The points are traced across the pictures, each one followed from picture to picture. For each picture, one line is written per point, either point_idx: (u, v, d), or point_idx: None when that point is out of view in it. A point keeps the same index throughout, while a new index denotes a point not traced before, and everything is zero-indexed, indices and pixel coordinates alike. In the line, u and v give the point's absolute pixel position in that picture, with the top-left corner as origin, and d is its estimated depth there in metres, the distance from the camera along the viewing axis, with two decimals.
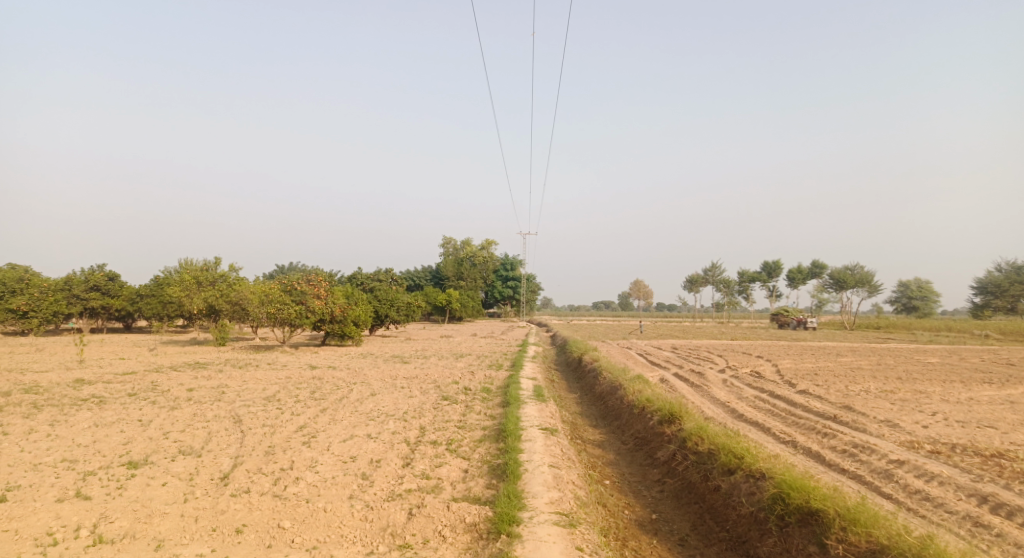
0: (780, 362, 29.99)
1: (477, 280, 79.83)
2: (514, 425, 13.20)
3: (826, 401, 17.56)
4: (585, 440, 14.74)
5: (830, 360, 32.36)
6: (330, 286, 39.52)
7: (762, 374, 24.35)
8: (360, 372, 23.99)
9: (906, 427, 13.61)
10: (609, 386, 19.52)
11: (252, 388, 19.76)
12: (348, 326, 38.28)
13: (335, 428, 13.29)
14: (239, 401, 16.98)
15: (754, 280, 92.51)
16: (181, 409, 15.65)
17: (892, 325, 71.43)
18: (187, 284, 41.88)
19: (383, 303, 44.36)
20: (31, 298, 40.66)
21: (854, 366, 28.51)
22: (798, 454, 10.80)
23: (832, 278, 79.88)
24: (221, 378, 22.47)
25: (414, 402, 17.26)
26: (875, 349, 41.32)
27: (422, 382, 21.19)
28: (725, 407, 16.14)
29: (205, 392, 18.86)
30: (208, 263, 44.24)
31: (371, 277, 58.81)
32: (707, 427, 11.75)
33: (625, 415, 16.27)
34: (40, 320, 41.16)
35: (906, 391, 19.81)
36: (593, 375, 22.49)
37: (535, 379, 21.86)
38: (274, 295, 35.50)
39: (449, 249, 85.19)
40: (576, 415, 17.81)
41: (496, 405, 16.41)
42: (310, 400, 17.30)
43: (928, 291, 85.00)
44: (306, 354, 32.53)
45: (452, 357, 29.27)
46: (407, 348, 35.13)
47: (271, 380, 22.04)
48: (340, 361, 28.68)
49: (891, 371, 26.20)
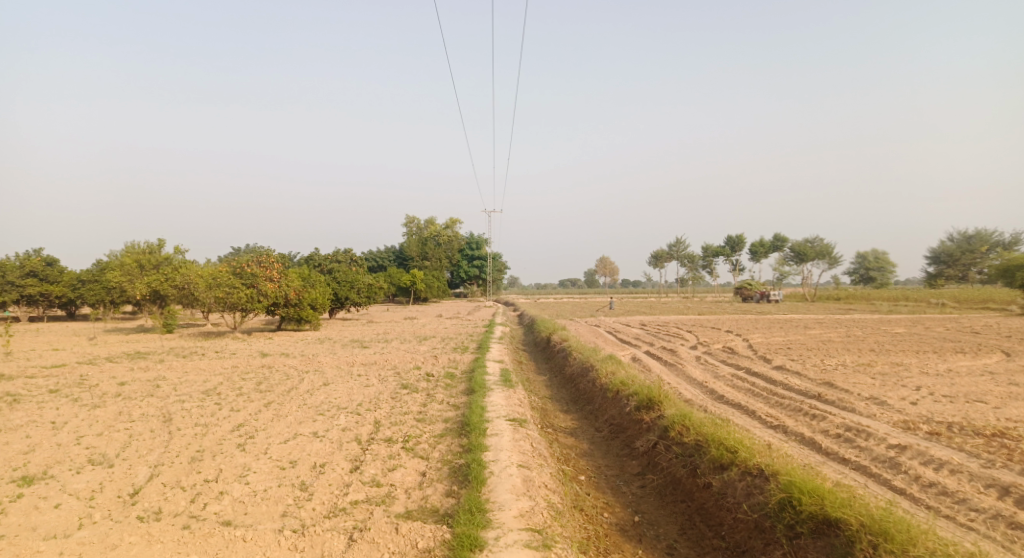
0: (750, 336, 29.35)
1: (441, 260, 78.16)
2: (478, 417, 11.95)
3: (805, 378, 16.68)
4: (556, 429, 13.59)
5: (800, 333, 31.84)
6: (284, 269, 37.65)
7: (735, 350, 23.57)
8: (314, 359, 22.39)
9: (897, 405, 12.76)
10: (579, 368, 18.38)
11: (193, 381, 18.09)
12: (304, 310, 36.48)
13: (277, 426, 11.87)
14: (174, 397, 15.36)
15: (717, 254, 92.82)
16: (105, 408, 13.98)
17: (852, 296, 72.21)
18: (130, 268, 39.49)
19: (342, 284, 42.58)
20: None
21: (826, 338, 27.93)
22: (793, 443, 9.81)
23: (793, 250, 80.36)
24: (160, 369, 20.66)
25: (370, 391, 15.86)
26: (841, 321, 41.16)
27: (380, 368, 19.75)
28: (704, 388, 15.15)
29: (139, 386, 17.18)
30: (152, 245, 41.87)
31: (330, 259, 56.79)
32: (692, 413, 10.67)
33: (598, 400, 15.17)
34: None
35: (884, 365, 19.10)
36: (562, 356, 21.32)
37: (500, 361, 20.62)
38: (223, 278, 33.48)
39: (412, 228, 83.28)
40: (544, 400, 16.66)
41: (459, 393, 15.12)
42: (254, 392, 15.77)
43: (884, 262, 86.22)
44: (259, 341, 30.72)
45: (413, 339, 27.87)
46: (367, 331, 33.55)
47: (216, 370, 20.35)
48: (295, 347, 27.06)
49: (863, 343, 25.67)
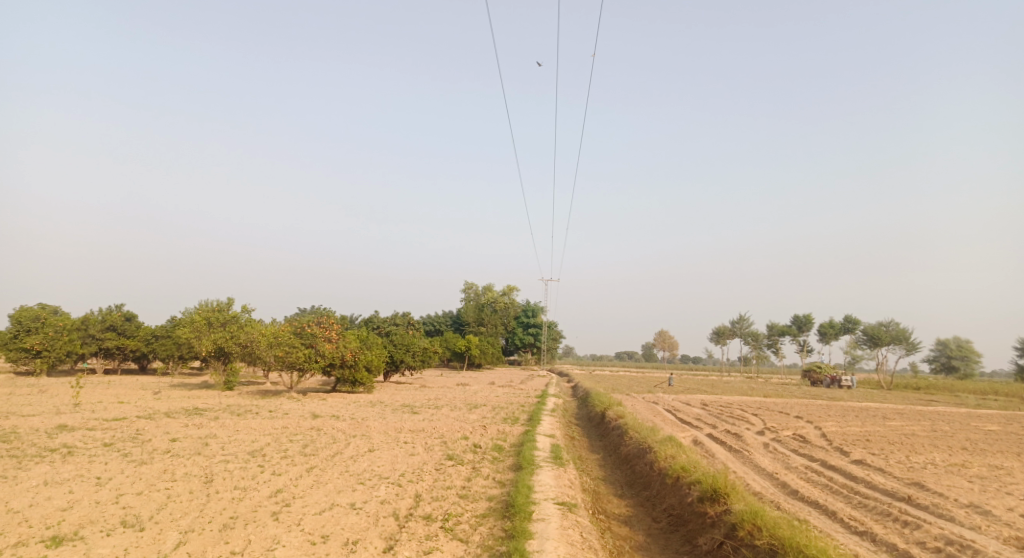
0: (823, 424, 27.36)
1: (498, 326, 77.88)
2: (525, 498, 11.09)
3: (889, 476, 15.11)
4: (609, 516, 12.57)
5: (878, 423, 29.56)
6: (343, 329, 37.87)
7: (807, 438, 21.90)
8: (362, 423, 21.90)
9: (1003, 518, 11.24)
10: (636, 449, 17.23)
11: (241, 440, 17.81)
12: (359, 372, 36.37)
13: (315, 494, 11.29)
14: (219, 456, 15.04)
15: (783, 333, 89.29)
16: (150, 465, 13.73)
17: (933, 386, 67.68)
18: (198, 324, 40.53)
19: (398, 347, 42.53)
20: (46, 336, 39.58)
21: (908, 432, 25.78)
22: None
23: (866, 333, 76.52)
24: (212, 427, 20.55)
25: (414, 461, 15.17)
26: (923, 414, 38.23)
27: (428, 437, 19.04)
28: (774, 481, 13.88)
29: (188, 443, 16.99)
30: (220, 302, 43.05)
31: (388, 321, 57.26)
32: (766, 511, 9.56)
33: (656, 486, 14.07)
34: (53, 361, 39.76)
35: (979, 466, 17.21)
36: (618, 434, 20.18)
37: (553, 436, 19.69)
38: (283, 337, 33.83)
39: (470, 293, 83.57)
40: (598, 481, 15.63)
41: (506, 469, 14.27)
42: (298, 456, 15.31)
43: (968, 350, 80.89)
44: (312, 402, 30.58)
45: (465, 407, 27.17)
46: (419, 396, 33.01)
47: (265, 430, 20.07)
48: (346, 410, 26.71)
49: (951, 440, 23.51)
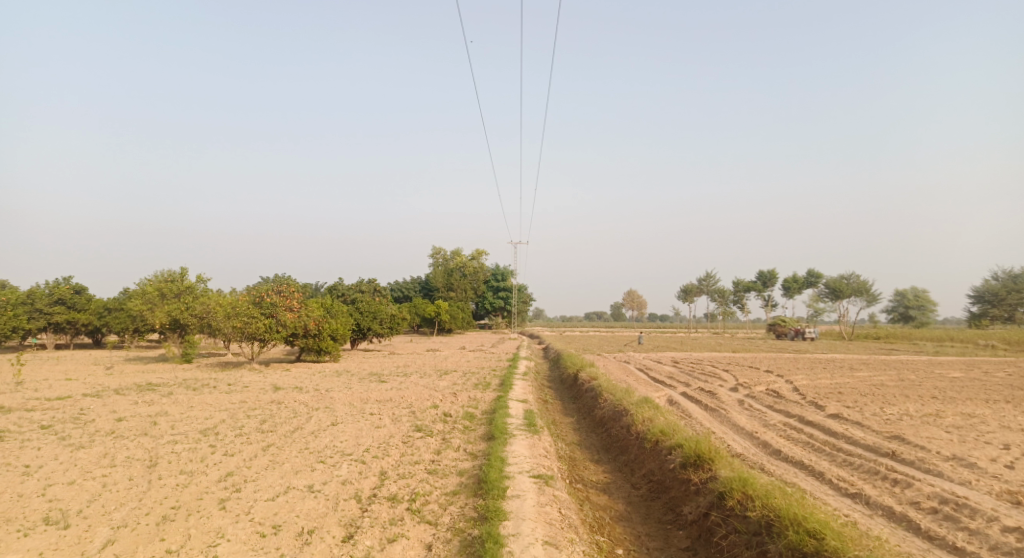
0: (794, 378, 27.27)
1: (468, 291, 76.99)
2: (497, 472, 10.36)
3: (868, 430, 14.80)
4: (586, 485, 11.99)
5: (847, 375, 29.64)
6: (305, 298, 36.58)
7: (781, 393, 21.66)
8: (326, 395, 20.96)
9: (990, 471, 10.90)
10: (611, 412, 16.67)
11: (195, 418, 16.76)
12: (324, 341, 35.28)
13: (269, 477, 10.42)
14: (168, 437, 14.04)
15: (748, 289, 90.26)
16: (88, 450, 12.65)
17: (892, 335, 69.15)
18: (151, 296, 38.81)
19: (364, 314, 41.41)
20: None
21: (877, 382, 25.80)
22: (888, 528, 8.10)
23: (827, 287, 77.56)
24: (164, 404, 19.44)
25: (380, 434, 14.35)
26: (887, 363, 38.76)
27: (395, 407, 18.24)
28: (754, 440, 13.43)
29: (135, 423, 15.89)
30: (175, 273, 41.27)
31: (354, 289, 55.92)
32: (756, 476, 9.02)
33: (633, 450, 13.51)
34: None
35: (954, 416, 17.05)
36: (592, 396, 19.60)
37: (525, 401, 19.05)
38: (241, 308, 32.49)
39: (438, 258, 82.42)
40: (573, 447, 15.06)
41: (477, 440, 13.56)
42: (255, 433, 14.37)
43: (925, 300, 82.64)
44: (275, 373, 29.50)
45: (434, 374, 26.42)
46: (386, 364, 32.12)
47: (222, 405, 19.03)
48: (310, 380, 25.72)
49: (920, 389, 23.55)
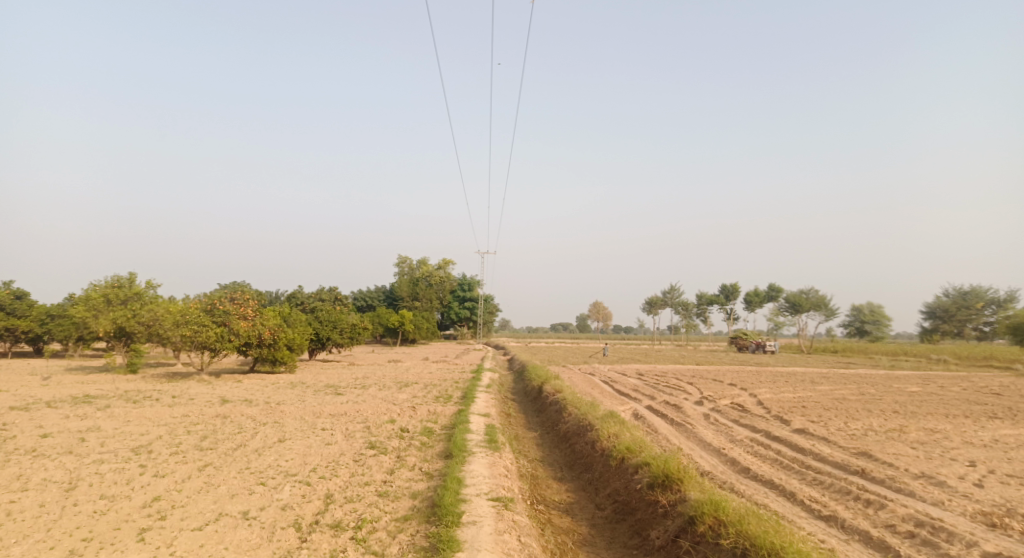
0: (758, 391, 27.03)
1: (432, 301, 75.93)
2: (452, 495, 9.62)
3: (836, 446, 14.43)
4: (548, 505, 11.31)
5: (810, 388, 29.56)
6: (261, 306, 35.23)
7: (747, 407, 21.30)
8: (277, 409, 19.90)
9: (962, 490, 10.53)
10: (575, 426, 16.04)
11: (130, 433, 15.63)
12: (280, 351, 33.97)
13: (200, 502, 9.60)
14: (97, 455, 12.99)
15: (711, 302, 91.00)
16: (1, 471, 11.58)
17: (849, 349, 70.24)
18: (97, 303, 37.03)
19: (324, 324, 40.17)
20: None
21: (840, 396, 25.69)
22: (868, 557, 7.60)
23: (787, 301, 78.56)
24: (100, 418, 18.20)
25: (330, 452, 13.48)
26: (848, 376, 38.97)
27: (349, 422, 17.32)
28: (723, 457, 12.91)
29: (62, 440, 14.74)
30: (123, 279, 39.49)
31: (314, 297, 54.49)
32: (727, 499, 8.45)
33: (598, 468, 12.86)
34: None
35: (918, 431, 16.82)
36: (555, 410, 18.95)
37: (486, 415, 18.29)
38: (192, 316, 31.07)
39: (403, 268, 81.21)
40: (535, 463, 14.36)
41: (434, 457, 12.79)
42: (193, 451, 13.38)
43: (880, 315, 84.26)
44: (226, 384, 28.17)
45: (393, 386, 25.49)
46: (344, 375, 31.01)
47: (162, 420, 17.86)
48: (262, 392, 24.56)
49: (883, 403, 23.44)
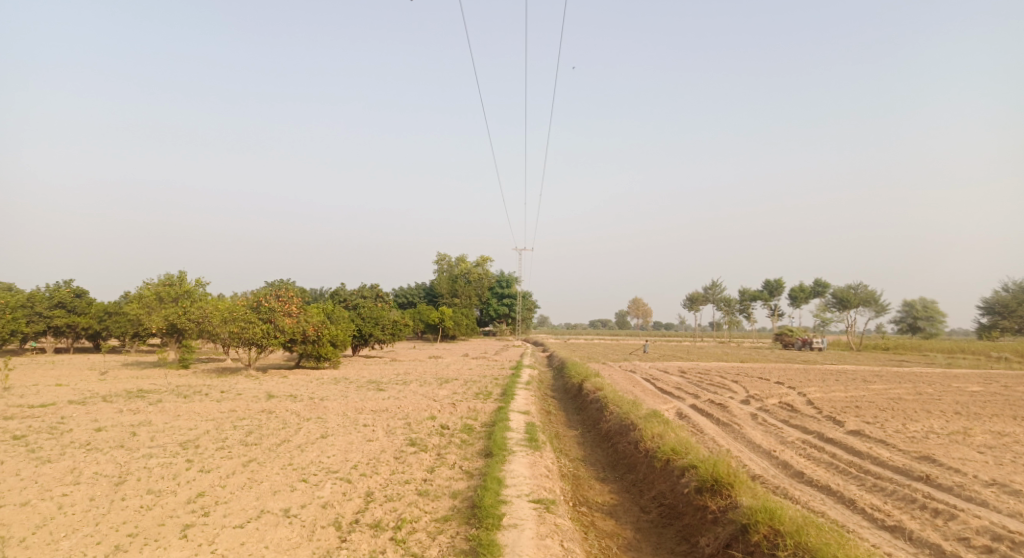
0: (807, 389, 26.18)
1: (472, 297, 76.04)
2: (493, 496, 9.43)
3: (894, 449, 13.77)
4: (591, 507, 11.04)
5: (862, 387, 28.54)
6: (305, 303, 35.67)
7: (796, 407, 20.60)
8: (320, 404, 20.04)
9: None
10: (618, 426, 15.69)
11: (178, 428, 15.87)
12: (323, 347, 34.34)
13: (243, 499, 9.62)
14: (145, 449, 13.20)
15: (755, 298, 89.07)
16: (54, 464, 11.84)
17: (901, 346, 67.88)
18: (149, 300, 38.03)
19: (366, 320, 40.50)
20: None
21: (895, 396, 24.70)
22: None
23: (835, 296, 76.33)
24: (149, 412, 18.57)
25: (372, 449, 13.44)
26: (902, 375, 37.56)
27: (390, 418, 17.30)
28: (773, 460, 12.44)
29: (113, 434, 15.05)
30: (173, 276, 40.47)
31: (356, 294, 55.05)
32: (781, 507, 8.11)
33: (643, 469, 12.52)
34: None
35: (982, 434, 15.98)
36: (597, 408, 18.60)
37: (527, 412, 18.06)
38: (238, 312, 31.61)
39: (443, 265, 81.56)
40: (577, 463, 14.09)
41: (475, 456, 12.63)
42: (238, 446, 13.49)
43: (933, 311, 81.21)
44: (271, 380, 28.58)
45: (434, 382, 25.48)
46: (386, 371, 31.16)
47: (209, 415, 18.13)
48: (306, 388, 24.81)
49: (942, 403, 22.43)
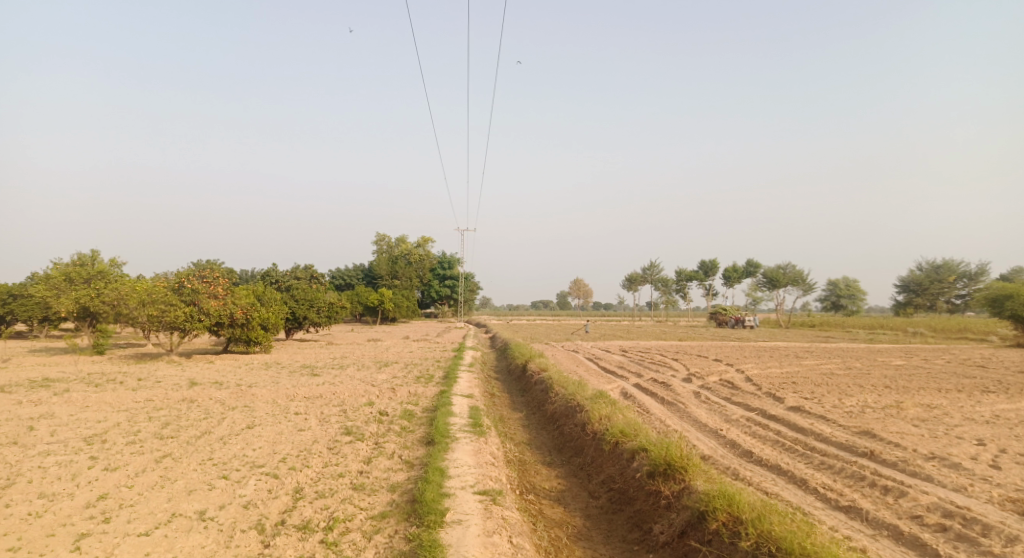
0: (745, 366, 26.47)
1: (412, 279, 74.68)
2: (435, 489, 8.80)
3: (835, 425, 13.79)
4: (538, 494, 10.54)
5: (797, 363, 29.08)
6: (233, 285, 33.90)
7: (737, 384, 20.66)
8: (247, 392, 18.85)
9: (979, 473, 9.89)
10: (563, 408, 15.24)
11: (86, 421, 14.54)
12: (254, 331, 32.75)
13: (152, 501, 8.68)
14: (45, 446, 11.93)
15: (690, 278, 90.89)
16: None
17: (827, 323, 70.42)
18: (59, 281, 35.49)
19: (300, 303, 38.94)
20: None
21: (829, 371, 25.23)
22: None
23: (765, 276, 78.59)
24: (56, 404, 17.03)
25: (303, 439, 12.56)
26: (831, 350, 38.73)
27: (324, 405, 16.35)
28: (721, 439, 12.21)
29: (9, 429, 13.62)
30: (84, 256, 37.92)
31: (290, 276, 53.04)
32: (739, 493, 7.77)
33: (591, 452, 12.09)
34: None
35: (916, 408, 16.26)
36: (541, 390, 18.15)
37: (469, 396, 17.41)
38: (159, 295, 29.72)
39: (381, 246, 79.86)
40: (521, 447, 13.59)
41: (415, 444, 11.95)
42: (153, 440, 12.38)
43: (855, 289, 84.65)
44: (195, 366, 26.99)
45: (372, 366, 24.54)
46: (321, 356, 29.98)
47: (123, 405, 16.76)
48: (234, 374, 23.45)
49: (874, 378, 22.97)
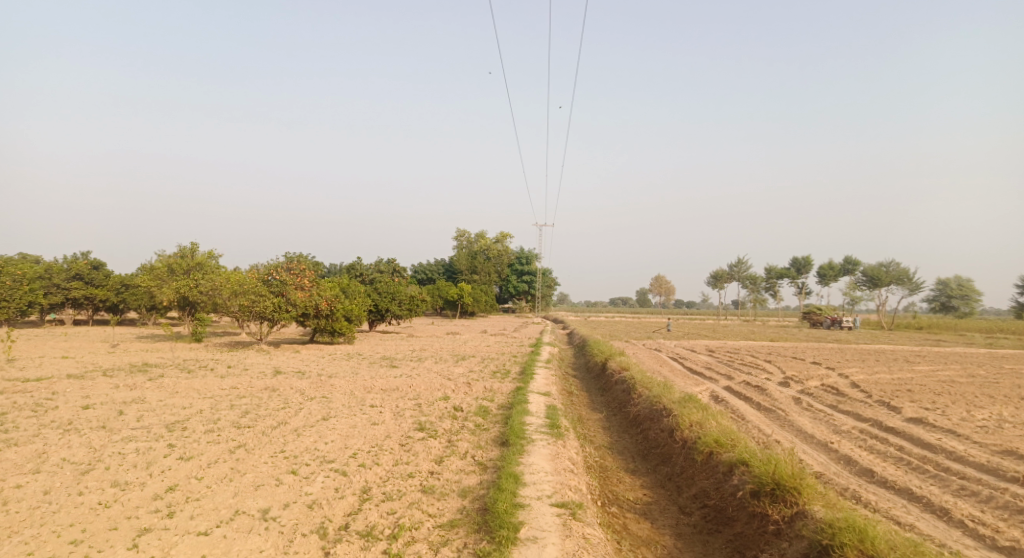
0: (849, 371, 24.36)
1: (491, 274, 74.62)
2: (510, 498, 8.02)
3: (966, 441, 12.09)
4: (623, 506, 9.56)
5: (908, 368, 26.57)
6: (319, 276, 34.39)
7: (842, 391, 18.86)
8: (327, 382, 18.73)
9: None
10: (648, 411, 14.14)
11: (170, 407, 14.65)
12: (337, 322, 33.14)
13: (218, 496, 8.28)
14: (127, 431, 11.94)
15: (781, 276, 86.55)
16: (21, 449, 10.62)
17: (936, 325, 65.14)
18: (161, 272, 37.14)
19: (382, 295, 39.23)
20: (5, 286, 33.67)
21: (946, 378, 22.83)
22: None
23: (864, 274, 73.66)
24: (147, 389, 17.40)
25: (376, 433, 12.08)
26: (943, 356, 35.47)
27: (399, 399, 15.91)
28: (831, 454, 10.81)
29: (100, 412, 13.82)
30: (185, 249, 39.53)
31: (373, 269, 53.84)
32: (872, 535, 6.59)
33: (680, 462, 10.97)
34: (12, 314, 34.12)
35: None
36: (623, 390, 17.08)
37: (547, 394, 16.56)
38: (249, 285, 30.44)
39: (462, 241, 80.18)
40: (602, 452, 12.62)
41: (490, 444, 11.24)
42: (230, 429, 12.21)
43: (968, 289, 77.98)
44: (281, 355, 27.47)
45: (451, 359, 24.13)
46: (401, 348, 29.89)
47: (208, 393, 16.91)
48: (316, 364, 23.56)
49: (1001, 388, 20.52)
